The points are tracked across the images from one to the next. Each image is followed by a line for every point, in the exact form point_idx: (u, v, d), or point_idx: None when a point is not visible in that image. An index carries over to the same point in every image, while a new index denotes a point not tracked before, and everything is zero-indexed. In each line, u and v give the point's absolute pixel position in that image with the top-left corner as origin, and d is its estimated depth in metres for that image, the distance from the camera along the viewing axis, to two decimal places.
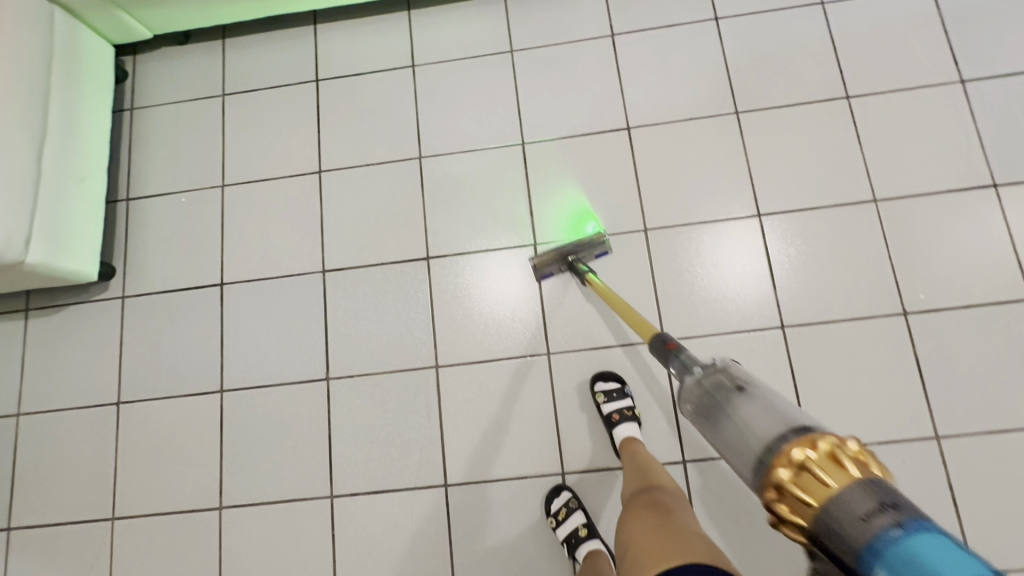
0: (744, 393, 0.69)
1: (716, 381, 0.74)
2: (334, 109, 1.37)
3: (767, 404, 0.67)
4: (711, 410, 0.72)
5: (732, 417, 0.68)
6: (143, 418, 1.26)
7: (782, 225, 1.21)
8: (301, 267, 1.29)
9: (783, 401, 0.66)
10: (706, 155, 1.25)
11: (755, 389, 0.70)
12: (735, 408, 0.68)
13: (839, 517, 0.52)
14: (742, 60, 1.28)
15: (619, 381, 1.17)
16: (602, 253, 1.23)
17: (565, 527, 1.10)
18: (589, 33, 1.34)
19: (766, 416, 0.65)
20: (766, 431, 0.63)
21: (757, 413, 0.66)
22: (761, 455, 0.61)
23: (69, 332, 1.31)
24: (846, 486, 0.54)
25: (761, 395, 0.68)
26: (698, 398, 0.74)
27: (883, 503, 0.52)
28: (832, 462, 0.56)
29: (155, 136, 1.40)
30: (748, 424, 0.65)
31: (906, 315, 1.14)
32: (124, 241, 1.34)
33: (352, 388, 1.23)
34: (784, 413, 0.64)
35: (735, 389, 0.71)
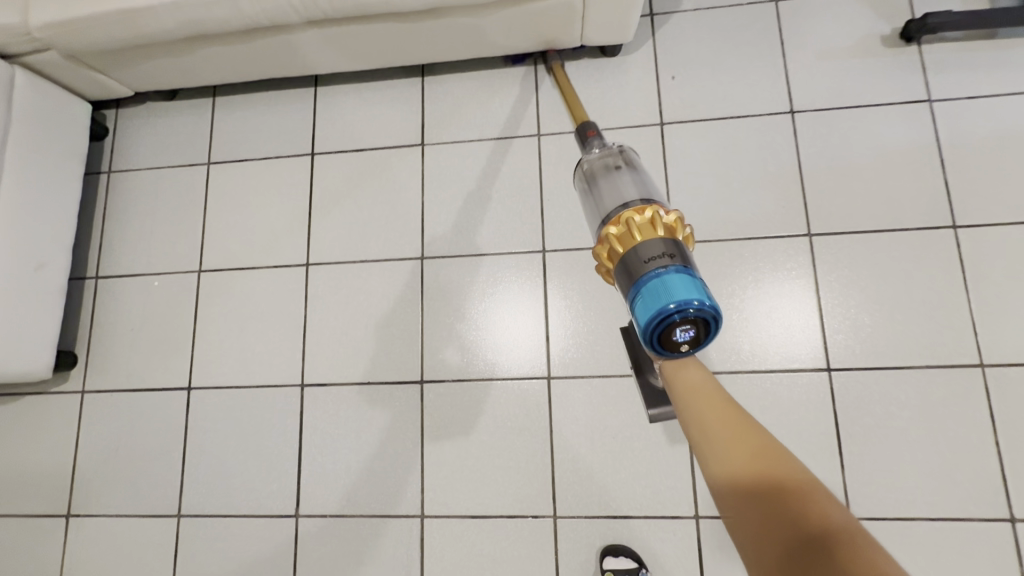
0: (619, 173, 0.64)
1: (603, 159, 0.67)
2: (330, 190, 1.19)
3: (641, 181, 0.63)
4: (590, 184, 0.66)
5: (601, 192, 0.64)
6: (93, 536, 1.12)
7: (858, 385, 0.97)
8: (278, 377, 1.12)
9: (652, 184, 0.63)
10: (765, 282, 1.02)
11: (635, 173, 0.64)
12: (605, 184, 0.64)
13: (632, 259, 0.55)
14: (819, 168, 1.05)
15: (637, 562, 0.95)
16: (580, 49, 1.16)
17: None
18: (633, 119, 1.12)
19: (630, 191, 0.62)
20: (615, 200, 0.61)
21: (619, 184, 0.63)
22: (609, 213, 0.60)
23: (22, 425, 1.18)
24: (655, 239, 0.55)
25: (636, 177, 0.64)
26: (581, 172, 0.68)
27: (672, 253, 0.55)
28: (654, 226, 0.57)
29: (133, 205, 1.25)
30: (606, 198, 0.62)
31: (1013, 522, 0.90)
32: (90, 327, 1.20)
33: (324, 529, 1.06)
34: (643, 189, 0.62)
35: (615, 168, 0.65)
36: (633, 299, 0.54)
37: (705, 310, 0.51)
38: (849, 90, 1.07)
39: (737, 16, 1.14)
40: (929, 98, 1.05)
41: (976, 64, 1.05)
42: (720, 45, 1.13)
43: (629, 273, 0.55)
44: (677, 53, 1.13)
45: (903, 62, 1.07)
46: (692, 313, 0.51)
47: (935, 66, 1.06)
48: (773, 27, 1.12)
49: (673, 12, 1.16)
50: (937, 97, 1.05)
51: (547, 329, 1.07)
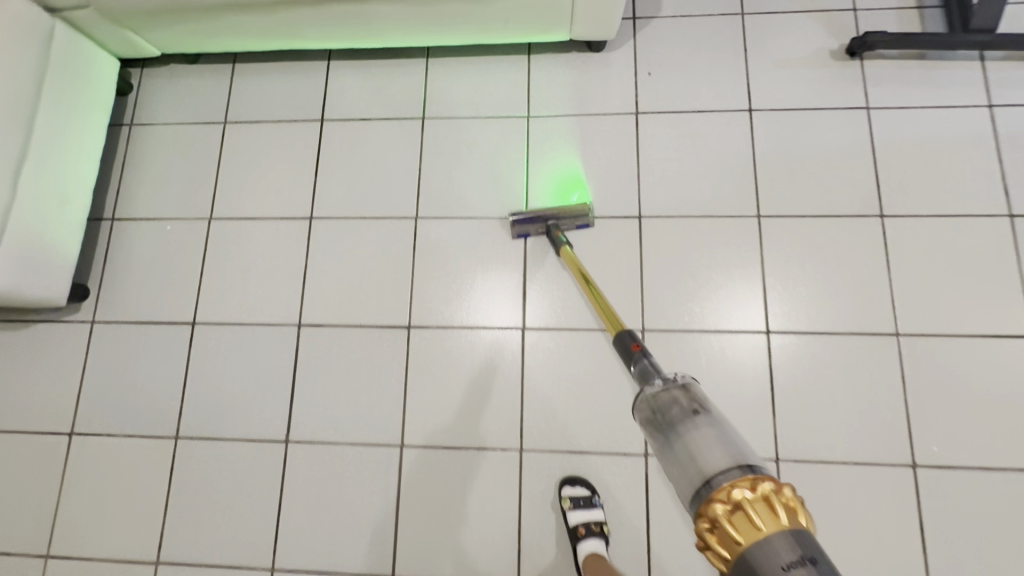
0: (700, 419, 0.73)
1: (674, 398, 0.76)
2: (336, 153, 1.31)
3: (723, 434, 0.71)
4: (667, 428, 0.75)
5: (684, 441, 0.72)
6: (93, 453, 1.20)
7: (792, 347, 1.11)
8: (277, 317, 1.23)
9: (735, 435, 0.71)
10: (719, 258, 1.16)
11: (712, 418, 0.73)
12: (686, 433, 0.72)
13: (764, 561, 0.59)
14: (771, 159, 1.20)
15: (589, 489, 1.07)
16: (583, 224, 1.20)
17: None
18: (613, 108, 1.26)
19: (719, 450, 0.69)
20: (714, 464, 0.68)
21: (707, 438, 0.71)
22: (711, 485, 0.66)
23: (32, 350, 1.26)
24: (779, 533, 0.60)
25: (715, 426, 0.72)
26: (651, 409, 0.77)
27: (803, 553, 0.59)
28: (769, 509, 0.62)
29: (150, 155, 1.35)
30: (697, 454, 0.70)
31: (915, 467, 1.04)
32: (102, 264, 1.30)
33: (311, 454, 1.16)
34: (732, 445, 0.70)
35: (692, 413, 0.74)
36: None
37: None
38: (800, 94, 1.23)
39: (709, 26, 1.29)
40: (867, 106, 1.21)
41: (908, 80, 1.21)
42: (693, 49, 1.28)
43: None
44: (655, 54, 1.28)
45: (848, 73, 1.23)
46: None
47: (875, 79, 1.22)
48: (739, 37, 1.27)
49: (653, 17, 1.30)
50: (874, 105, 1.21)
51: (526, 287, 1.20)
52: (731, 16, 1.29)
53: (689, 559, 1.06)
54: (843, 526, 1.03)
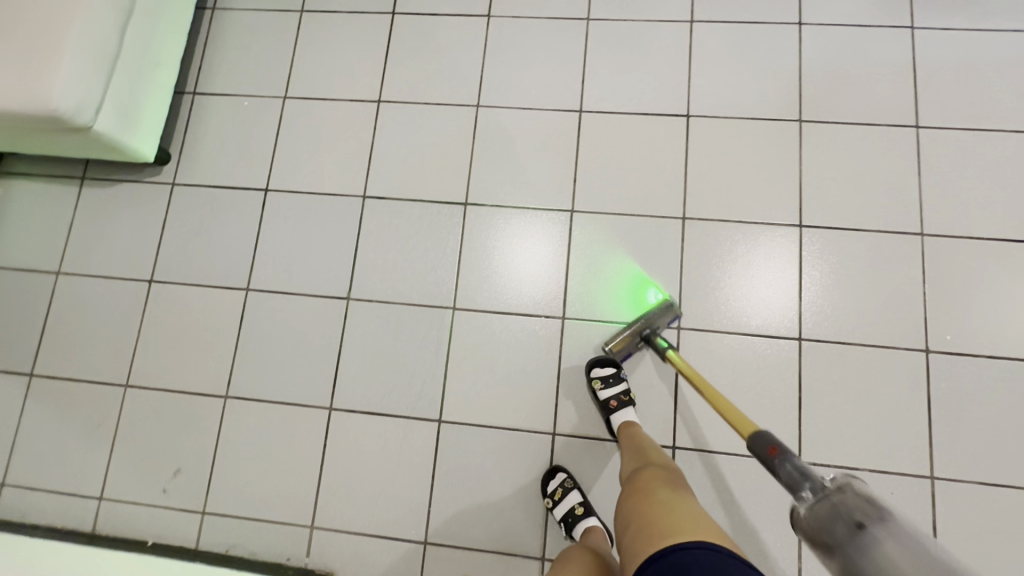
0: (878, 525, 0.58)
1: (838, 504, 0.63)
2: (405, 44, 1.39)
3: (908, 538, 0.55)
4: (830, 540, 0.60)
5: (859, 556, 0.56)
6: (170, 299, 1.32)
7: (821, 241, 1.20)
8: (343, 189, 1.33)
9: (938, 546, 0.54)
10: (761, 160, 1.25)
11: (899, 527, 0.57)
12: (865, 537, 0.57)
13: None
14: (816, 70, 1.27)
15: (615, 367, 1.17)
16: (673, 318, 1.17)
17: (562, 508, 1.11)
18: (669, 15, 1.33)
19: (913, 554, 0.53)
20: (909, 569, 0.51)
21: (890, 545, 0.55)
22: None
23: (119, 206, 1.38)
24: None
25: (904, 532, 0.56)
26: (812, 525, 0.64)
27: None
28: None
29: (231, 37, 1.45)
30: (883, 557, 0.54)
31: (928, 352, 1.13)
32: (184, 132, 1.40)
33: (369, 312, 1.27)
34: (931, 550, 0.53)
35: (863, 519, 0.59)
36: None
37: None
38: (849, 12, 1.29)
39: None
40: (913, 25, 1.27)
41: (954, 3, 1.27)
42: None
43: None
44: None
45: None
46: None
47: (923, 1, 1.28)
48: None
49: None
50: (919, 25, 1.27)
51: (577, 176, 1.29)
52: None
53: (709, 421, 1.17)
54: (856, 400, 1.13)
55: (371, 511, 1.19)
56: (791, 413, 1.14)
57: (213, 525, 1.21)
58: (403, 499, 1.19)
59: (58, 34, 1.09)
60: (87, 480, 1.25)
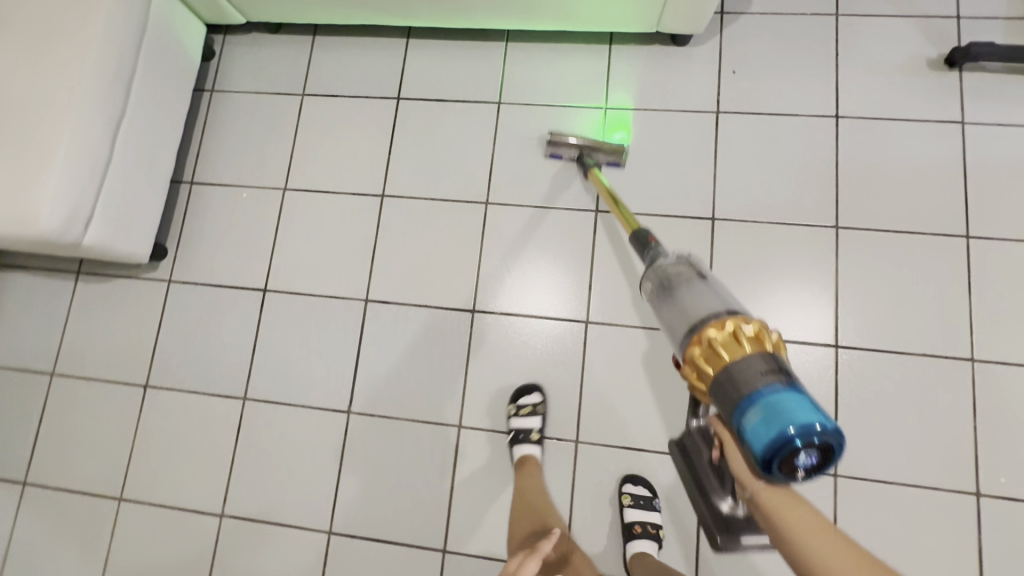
0: (701, 283, 0.78)
1: (680, 270, 0.82)
2: (410, 132, 1.32)
3: (719, 294, 0.76)
4: (668, 290, 0.80)
5: (682, 300, 0.77)
6: (165, 406, 1.27)
7: (859, 363, 1.10)
8: (345, 291, 1.26)
9: (731, 295, 0.76)
10: (791, 268, 1.15)
11: (712, 283, 0.78)
12: (688, 290, 0.77)
13: (742, 373, 0.66)
14: (854, 170, 1.17)
15: (651, 491, 1.09)
16: (615, 164, 1.23)
17: (520, 422, 1.12)
18: (692, 105, 1.24)
19: (713, 300, 0.74)
20: (705, 308, 0.73)
21: (705, 295, 0.76)
22: (695, 323, 0.72)
23: (115, 303, 1.33)
24: (756, 354, 0.67)
25: (713, 288, 0.77)
26: (658, 279, 0.83)
27: (778, 369, 0.67)
28: (755, 340, 0.69)
29: (229, 122, 1.38)
30: (693, 305, 0.75)
31: (977, 496, 1.04)
32: (181, 225, 1.34)
33: (371, 426, 1.20)
34: (723, 299, 0.75)
35: (695, 279, 0.79)
36: (746, 418, 0.65)
37: (826, 434, 0.62)
38: (891, 105, 1.18)
39: (801, 25, 1.24)
40: (963, 120, 1.16)
41: (1009, 95, 1.16)
42: (781, 49, 1.24)
43: (736, 386, 0.66)
44: (741, 51, 1.24)
45: (944, 85, 1.18)
46: (814, 437, 0.62)
47: (973, 92, 1.17)
48: (831, 39, 1.23)
49: (743, 12, 1.26)
50: (970, 121, 1.16)
51: (593, 281, 1.21)
52: (826, 17, 1.24)
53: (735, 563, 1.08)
54: (897, 547, 1.04)
55: None
56: None
57: None
58: None
59: (45, 148, 1.03)
60: None
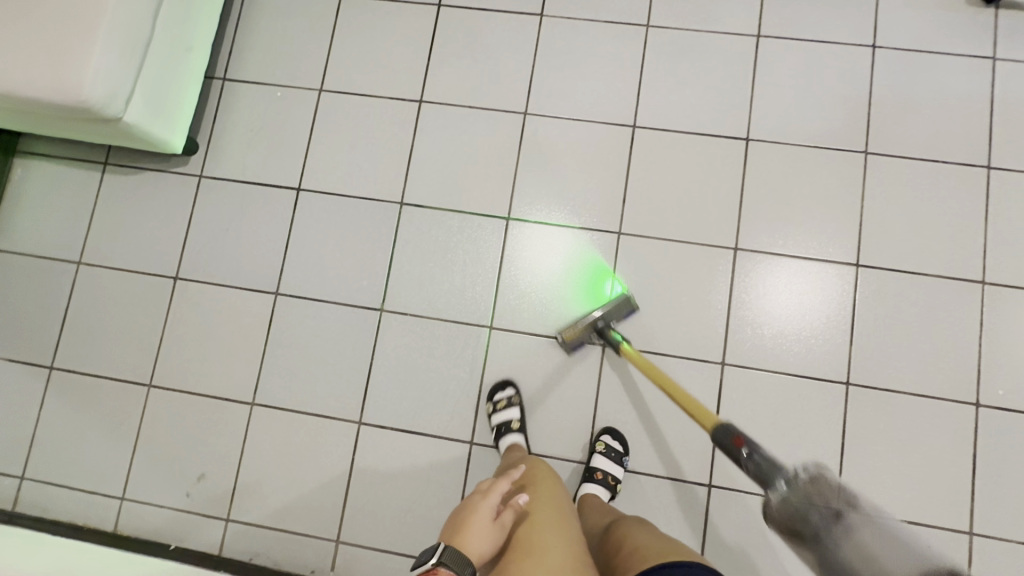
0: (850, 521, 0.75)
1: (813, 497, 0.79)
2: (451, 40, 1.31)
3: (882, 532, 0.74)
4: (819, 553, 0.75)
5: (851, 551, 0.72)
6: (195, 299, 1.27)
7: (876, 282, 1.16)
8: (381, 193, 1.27)
9: (893, 523, 0.76)
10: (820, 191, 1.19)
11: (865, 516, 0.76)
12: (842, 536, 0.74)
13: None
14: (886, 99, 1.20)
15: (623, 448, 1.13)
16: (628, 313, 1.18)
17: (500, 416, 1.15)
18: (734, 27, 1.25)
19: (891, 547, 0.71)
20: (903, 564, 0.68)
21: (868, 535, 0.74)
22: None
23: (143, 197, 1.32)
24: None
25: (869, 525, 0.75)
26: (777, 518, 0.81)
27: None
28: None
29: (263, 20, 1.36)
30: (867, 554, 0.71)
31: (977, 406, 1.12)
32: (212, 121, 1.33)
33: (402, 325, 1.23)
34: (902, 546, 0.71)
35: (837, 514, 0.76)
36: None
37: None
38: (926, 37, 1.22)
39: None
40: (994, 57, 1.20)
41: None
42: None
43: None
44: None
45: (979, 22, 1.21)
46: None
47: (1007, 29, 1.20)
48: None
49: None
50: (1001, 57, 1.20)
51: (626, 196, 1.23)
52: None
53: None
54: (899, 449, 1.12)
55: (394, 528, 1.17)
56: (834, 460, 1.12)
57: (238, 533, 1.20)
58: (431, 521, 1.17)
59: (87, 15, 1.01)
60: (109, 480, 1.23)
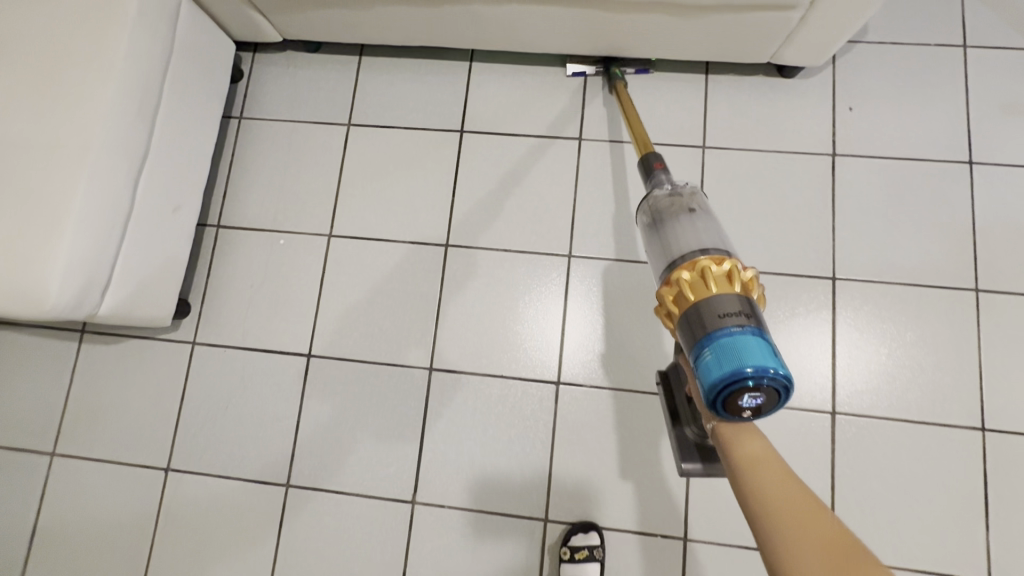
0: (689, 216, 0.68)
1: (674, 199, 0.71)
2: (478, 171, 1.15)
3: (712, 228, 0.67)
4: (655, 220, 0.71)
5: (667, 232, 0.68)
6: (192, 494, 1.08)
7: (1010, 450, 0.96)
8: (407, 357, 1.09)
9: (719, 229, 0.67)
10: (926, 336, 1.01)
11: (707, 217, 0.69)
12: (677, 224, 0.68)
13: (704, 314, 0.59)
14: (993, 224, 1.04)
15: None
16: (643, 69, 1.14)
17: (574, 569, 0.94)
18: (806, 145, 1.09)
19: (694, 237, 0.66)
20: (690, 244, 0.65)
21: (694, 228, 0.67)
22: (677, 258, 0.65)
23: (127, 369, 1.13)
24: (726, 295, 0.60)
25: (707, 221, 0.68)
26: (647, 209, 0.73)
27: (745, 313, 0.59)
28: (724, 278, 0.61)
29: (262, 155, 1.20)
30: (678, 240, 0.66)
31: None
32: (207, 277, 1.15)
33: (440, 519, 1.03)
34: (714, 235, 0.66)
35: (688, 210, 0.69)
36: (700, 353, 0.59)
37: (778, 378, 0.55)
38: None
39: (924, 57, 1.11)
40: None
41: None
42: (904, 84, 1.10)
43: (695, 326, 0.59)
44: (857, 86, 1.11)
45: None
46: (766, 379, 0.55)
47: None
48: (959, 72, 1.10)
49: (857, 42, 1.12)
50: None
51: None
52: (951, 48, 1.11)
53: None
54: None
55: None
56: None
57: None
58: None
59: (49, 203, 0.84)
60: None
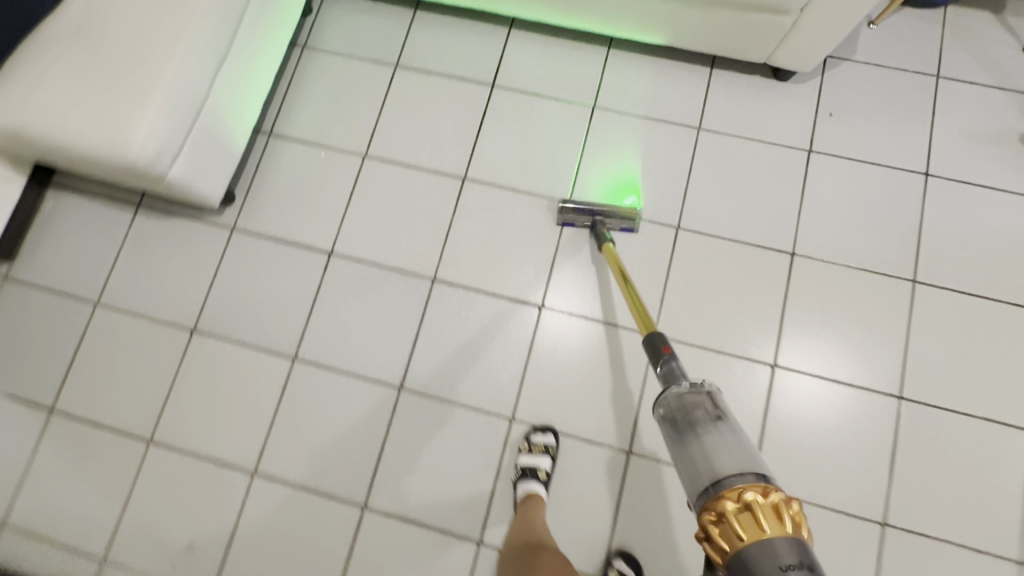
0: (720, 427, 0.72)
1: (699, 402, 0.75)
2: (501, 120, 1.31)
3: (741, 443, 0.71)
4: (683, 429, 0.74)
5: (696, 447, 0.71)
6: (210, 353, 1.23)
7: (919, 417, 1.11)
8: (414, 266, 1.25)
9: (753, 447, 0.71)
10: (864, 314, 1.16)
11: (732, 427, 0.73)
12: (708, 438, 0.71)
13: (765, 561, 0.59)
14: (937, 228, 1.19)
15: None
16: (627, 228, 1.22)
17: (529, 459, 1.10)
18: (787, 140, 1.25)
19: (731, 455, 0.69)
20: (729, 466, 0.68)
21: (725, 442, 0.70)
22: (716, 483, 0.67)
23: (172, 242, 1.30)
24: (781, 537, 0.61)
25: (735, 435, 0.72)
26: (668, 410, 0.77)
27: (803, 562, 0.59)
28: (772, 511, 0.63)
29: (317, 80, 1.37)
30: (715, 458, 0.69)
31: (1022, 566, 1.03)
32: (253, 175, 1.32)
33: (420, 405, 1.18)
34: (750, 457, 0.69)
35: (715, 418, 0.73)
36: None
37: None
38: (978, 170, 1.21)
39: (902, 81, 1.27)
40: None
41: None
42: (880, 101, 1.26)
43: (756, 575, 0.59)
44: (839, 97, 1.27)
45: None
46: None
47: None
48: (929, 98, 1.26)
49: (846, 59, 1.29)
50: None
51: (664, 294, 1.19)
52: (926, 77, 1.27)
53: None
54: None
55: None
56: None
57: None
58: None
59: (144, 76, 1.01)
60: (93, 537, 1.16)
